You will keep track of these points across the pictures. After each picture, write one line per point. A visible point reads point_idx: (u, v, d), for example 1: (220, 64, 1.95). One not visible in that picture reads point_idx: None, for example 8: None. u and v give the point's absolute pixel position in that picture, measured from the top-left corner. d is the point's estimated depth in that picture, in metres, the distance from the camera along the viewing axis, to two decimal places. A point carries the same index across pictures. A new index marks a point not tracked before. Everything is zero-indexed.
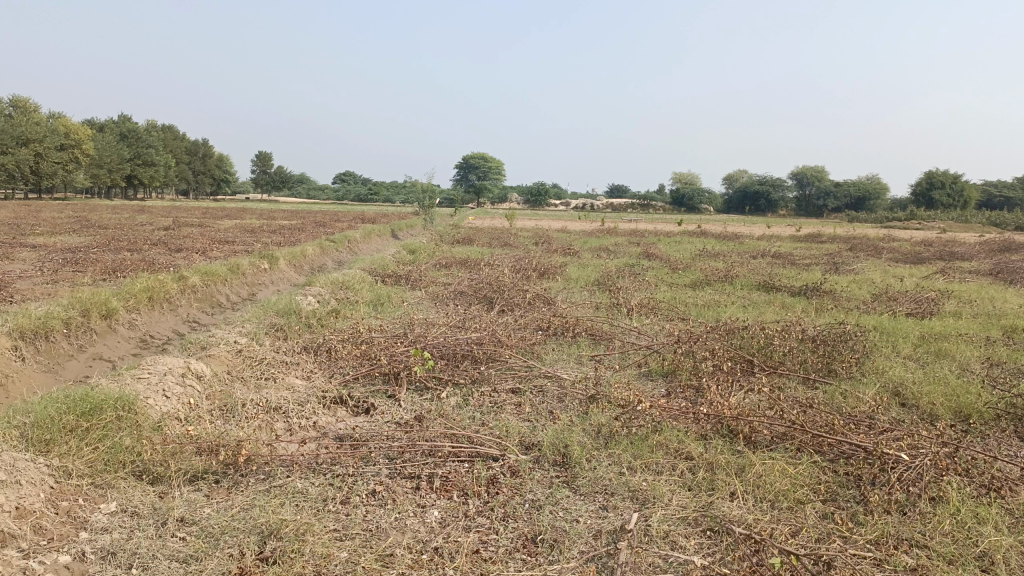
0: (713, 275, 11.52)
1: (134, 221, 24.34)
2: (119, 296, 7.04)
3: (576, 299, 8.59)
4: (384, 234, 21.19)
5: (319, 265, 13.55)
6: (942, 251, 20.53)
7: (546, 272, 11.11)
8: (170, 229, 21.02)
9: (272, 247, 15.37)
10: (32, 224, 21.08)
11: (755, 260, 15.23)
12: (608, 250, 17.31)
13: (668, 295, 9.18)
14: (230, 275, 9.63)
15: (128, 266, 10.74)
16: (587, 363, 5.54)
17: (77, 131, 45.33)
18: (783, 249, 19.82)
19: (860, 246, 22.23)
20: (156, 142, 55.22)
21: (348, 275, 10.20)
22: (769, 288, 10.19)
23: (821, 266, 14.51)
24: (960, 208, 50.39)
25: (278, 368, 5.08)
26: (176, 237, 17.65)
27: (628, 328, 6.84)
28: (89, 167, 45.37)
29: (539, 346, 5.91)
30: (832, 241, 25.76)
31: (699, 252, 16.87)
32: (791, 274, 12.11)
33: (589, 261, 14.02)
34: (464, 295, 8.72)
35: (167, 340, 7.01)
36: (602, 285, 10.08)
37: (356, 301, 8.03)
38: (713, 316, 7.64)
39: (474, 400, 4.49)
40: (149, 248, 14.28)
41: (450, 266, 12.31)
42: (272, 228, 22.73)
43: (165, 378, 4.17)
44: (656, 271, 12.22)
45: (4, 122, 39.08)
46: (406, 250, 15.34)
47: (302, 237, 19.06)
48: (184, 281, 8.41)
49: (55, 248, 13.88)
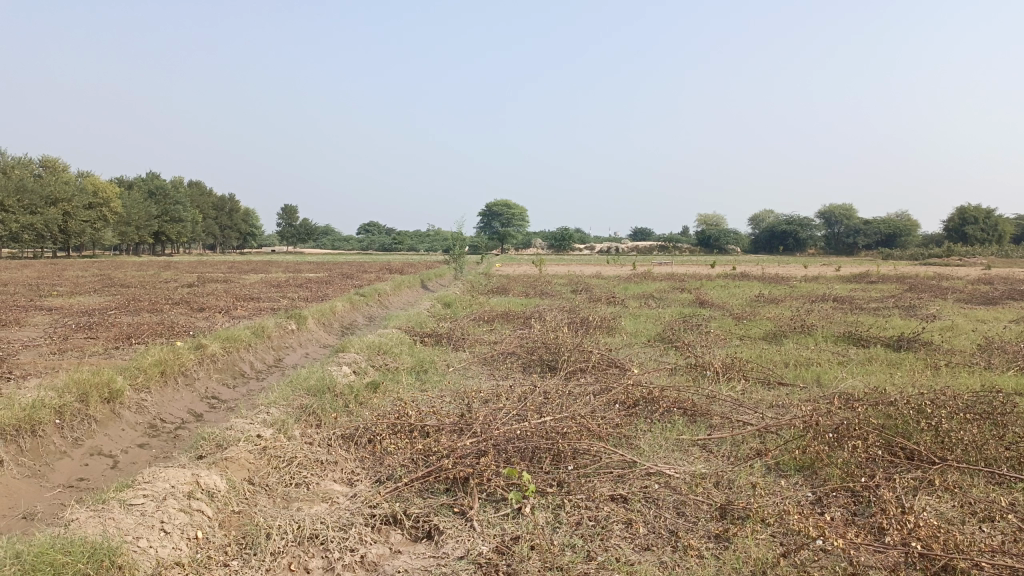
0: (785, 325, 10.38)
1: (158, 278, 23.76)
2: (127, 374, 6.08)
3: (646, 361, 7.51)
4: (414, 285, 20.34)
5: (349, 322, 12.61)
6: (1007, 290, 19.20)
7: (601, 326, 10.06)
8: (194, 285, 20.35)
9: (300, 303, 14.51)
10: (53, 285, 20.48)
11: (817, 305, 14.08)
12: (655, 298, 16.28)
13: (749, 351, 8.09)
14: (255, 339, 8.70)
15: (145, 331, 9.85)
16: (696, 454, 4.44)
17: (107, 190, 45.51)
18: (838, 291, 18.61)
19: (916, 286, 20.93)
20: (184, 198, 55.52)
21: (384, 335, 9.24)
22: (856, 341, 9.04)
23: (894, 310, 13.27)
24: (996, 242, 48.69)
25: (312, 471, 4.04)
26: (201, 294, 16.86)
27: (726, 402, 5.72)
28: (117, 225, 45.56)
29: (629, 428, 4.83)
30: (881, 280, 24.49)
31: (753, 297, 15.74)
32: (870, 323, 10.95)
33: (641, 311, 12.97)
34: (518, 359, 7.69)
35: (182, 424, 6.01)
36: (668, 342, 8.98)
37: (398, 370, 7.03)
38: (815, 383, 6.51)
39: (570, 519, 3.41)
40: (171, 308, 13.49)
41: (492, 321, 11.33)
42: (298, 282, 22.00)
43: (163, 502, 3.13)
44: (718, 321, 11.14)
45: (34, 182, 39.30)
46: (441, 303, 14.39)
47: (331, 291, 18.28)
48: (202, 350, 7.46)
49: (71, 312, 13.10)
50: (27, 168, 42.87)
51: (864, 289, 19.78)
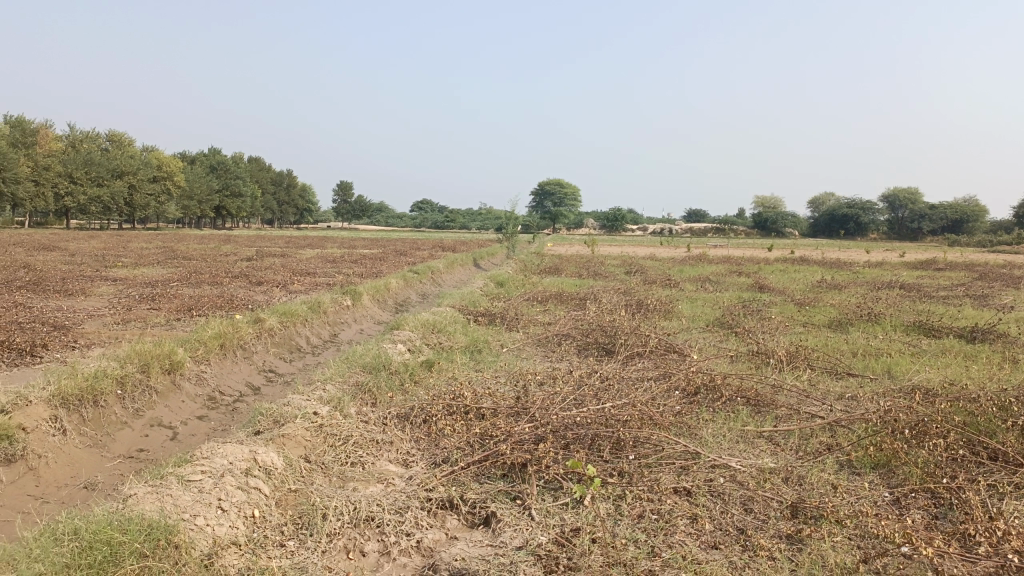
0: (850, 313, 10.02)
1: (217, 251, 24.27)
2: (186, 346, 6.14)
3: (706, 347, 7.30)
4: (467, 263, 20.33)
5: (403, 299, 12.64)
6: None
7: (658, 309, 9.85)
8: (252, 259, 20.71)
9: (355, 279, 14.61)
10: (119, 255, 21.07)
11: (883, 292, 13.58)
12: (712, 281, 15.94)
13: (814, 339, 7.81)
14: (311, 314, 8.75)
15: (205, 303, 10.01)
16: (762, 447, 4.26)
17: (170, 164, 46.61)
18: (905, 278, 17.94)
19: (987, 275, 20.06)
20: (244, 173, 56.57)
21: (439, 312, 9.20)
22: (928, 331, 8.66)
23: (966, 300, 12.72)
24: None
25: (368, 452, 4.00)
26: (258, 268, 17.12)
27: (792, 393, 5.51)
28: (179, 199, 46.72)
29: (691, 416, 4.66)
30: (949, 268, 23.56)
31: (814, 283, 15.27)
32: (942, 312, 10.50)
33: (699, 294, 12.68)
34: (573, 341, 7.56)
35: (239, 398, 6.05)
36: (728, 327, 8.74)
37: (453, 349, 6.98)
38: (886, 375, 6.23)
39: (633, 511, 3.29)
40: (230, 281, 13.72)
41: (546, 301, 11.22)
42: (353, 258, 22.20)
43: (221, 479, 3.11)
44: (780, 307, 10.82)
45: (102, 155, 40.46)
46: (494, 282, 14.34)
47: (385, 267, 18.39)
48: (260, 324, 7.52)
49: (135, 282, 13.42)
50: (95, 143, 44.18)
51: (931, 277, 19.07)
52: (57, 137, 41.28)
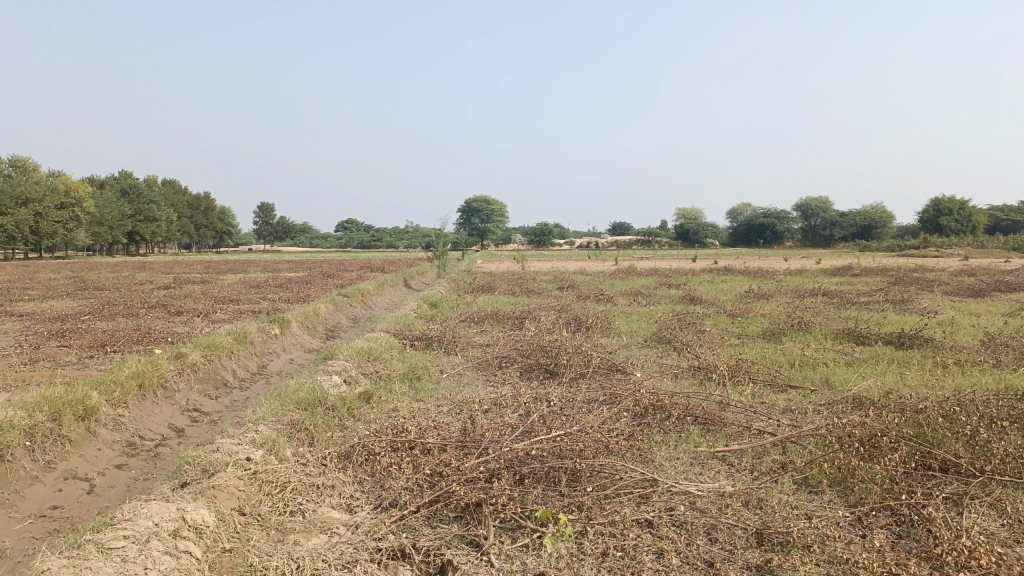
0: (782, 322, 10.18)
1: (133, 280, 23.15)
2: (102, 388, 5.71)
3: (648, 364, 7.25)
4: (397, 284, 19.97)
5: (334, 325, 12.25)
6: (992, 282, 19.16)
7: (595, 325, 9.80)
8: (171, 287, 19.86)
9: (281, 305, 14.11)
10: (25, 288, 19.85)
11: (809, 300, 13.92)
12: (644, 294, 16.05)
13: (751, 351, 7.87)
14: (237, 346, 8.33)
15: (121, 338, 9.44)
16: (717, 469, 4.18)
17: (79, 189, 44.50)
18: (827, 285, 18.47)
19: (902, 279, 20.88)
20: (159, 197, 54.56)
21: (373, 338, 8.91)
22: (858, 339, 8.85)
23: (887, 304, 13.16)
24: (970, 233, 49.05)
25: (309, 499, 3.73)
26: (178, 297, 16.38)
27: (738, 409, 5.48)
28: (90, 225, 44.69)
29: (643, 439, 4.55)
30: (865, 273, 24.43)
31: (743, 293, 15.56)
32: (867, 319, 10.79)
33: (633, 309, 12.72)
34: (514, 364, 7.40)
35: (162, 442, 5.65)
36: (666, 342, 8.73)
37: (390, 378, 6.72)
38: (826, 386, 6.29)
39: (596, 549, 3.14)
40: (147, 313, 13.04)
41: (482, 322, 11.03)
42: (278, 282, 21.52)
43: (147, 545, 2.80)
44: (713, 319, 10.93)
45: (4, 182, 38.34)
46: (427, 303, 14.07)
47: (313, 291, 17.87)
48: (182, 360, 7.09)
49: (42, 317, 12.60)
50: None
51: (850, 283, 19.72)
52: None
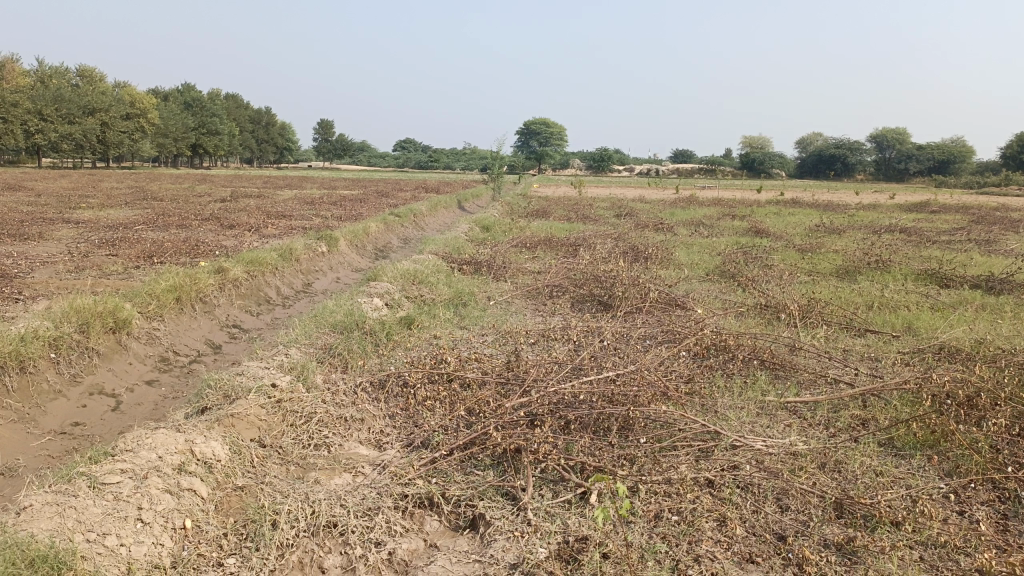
0: (857, 260, 9.48)
1: (190, 192, 23.32)
2: (136, 301, 5.50)
3: (709, 300, 6.77)
4: (451, 205, 19.59)
5: (384, 245, 11.97)
6: None
7: (655, 256, 9.27)
8: (227, 200, 19.91)
9: (333, 223, 13.86)
10: (86, 196, 20.10)
11: (885, 237, 13.06)
12: (706, 225, 15.36)
13: (823, 290, 7.29)
14: (282, 262, 8.09)
15: (169, 249, 9.30)
16: (787, 425, 3.75)
17: (143, 100, 44.81)
18: (903, 222, 17.40)
19: (985, 218, 19.52)
20: (222, 111, 54.78)
21: (421, 260, 8.56)
22: (941, 281, 8.16)
23: (971, 245, 12.23)
24: None
25: (335, 434, 3.42)
26: (232, 211, 16.31)
27: (811, 356, 4.98)
28: (155, 136, 45.22)
29: (705, 384, 4.12)
30: (944, 211, 23.01)
31: (812, 228, 14.74)
32: (950, 260, 9.99)
33: (694, 240, 12.11)
34: (566, 294, 7.00)
35: (196, 359, 5.44)
36: (730, 277, 8.18)
37: (435, 302, 6.40)
38: (908, 333, 5.72)
39: (649, 510, 2.76)
40: (200, 225, 12.96)
41: (535, 247, 10.57)
42: (333, 199, 21.31)
43: (145, 482, 2.53)
44: (780, 254, 10.28)
45: (72, 91, 38.82)
46: (480, 226, 13.66)
47: (365, 209, 17.62)
48: (223, 274, 6.85)
49: (97, 225, 12.63)
50: (64, 78, 42.33)
51: (928, 220, 18.56)
52: (24, 72, 39.51)
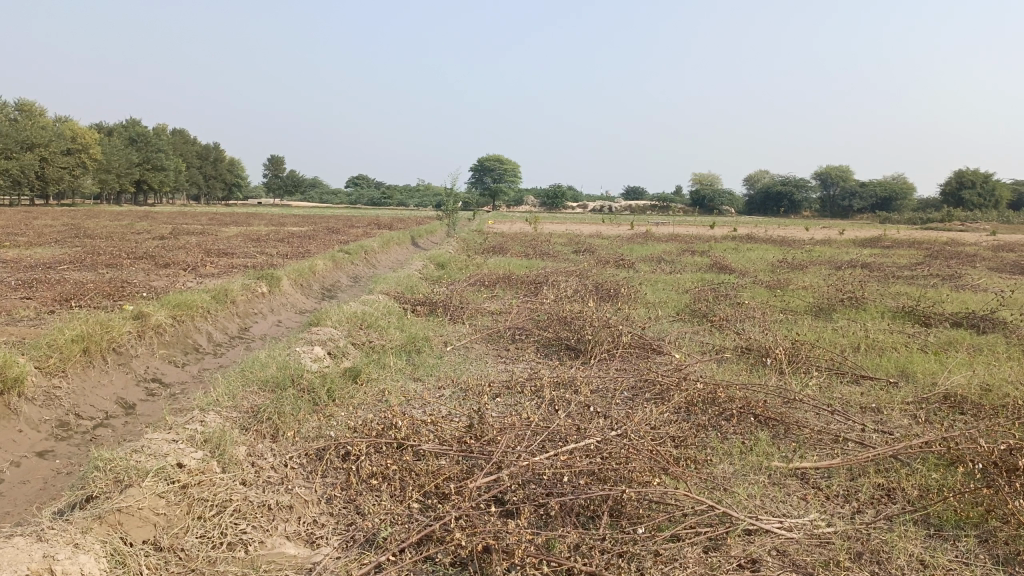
0: (829, 297, 9.10)
1: (130, 229, 22.21)
2: (33, 355, 4.70)
3: (685, 343, 6.23)
4: (403, 242, 18.94)
5: (331, 284, 11.22)
6: None
7: (620, 294, 8.74)
8: (167, 237, 18.96)
9: (277, 261, 13.07)
10: (14, 234, 18.88)
11: (848, 273, 12.85)
12: (666, 261, 14.99)
13: (802, 331, 6.83)
14: (215, 305, 7.32)
15: (90, 291, 8.44)
16: (804, 501, 3.16)
17: (86, 135, 43.34)
18: (860, 257, 17.34)
19: (937, 253, 19.64)
20: (169, 146, 53.42)
21: (370, 301, 7.88)
22: (920, 319, 7.79)
23: (936, 280, 12.02)
24: (992, 208, 47.27)
25: (256, 529, 2.72)
26: (171, 249, 15.39)
27: (808, 408, 4.44)
28: (97, 172, 43.67)
29: (701, 451, 3.53)
30: (896, 246, 23.22)
31: (774, 263, 14.50)
32: (919, 296, 9.71)
33: (657, 276, 11.68)
34: (529, 338, 6.40)
35: (104, 423, 4.64)
36: (701, 317, 7.68)
37: (385, 350, 5.72)
38: (904, 379, 5.24)
39: None
40: (132, 264, 12.04)
41: (493, 286, 9.99)
42: (280, 236, 20.48)
43: None
44: (748, 291, 9.87)
45: (9, 125, 37.27)
46: (434, 263, 13.05)
47: (313, 246, 16.86)
48: (143, 320, 6.06)
49: (18, 265, 11.63)
50: (1, 111, 40.71)
51: (884, 256, 18.51)
52: None
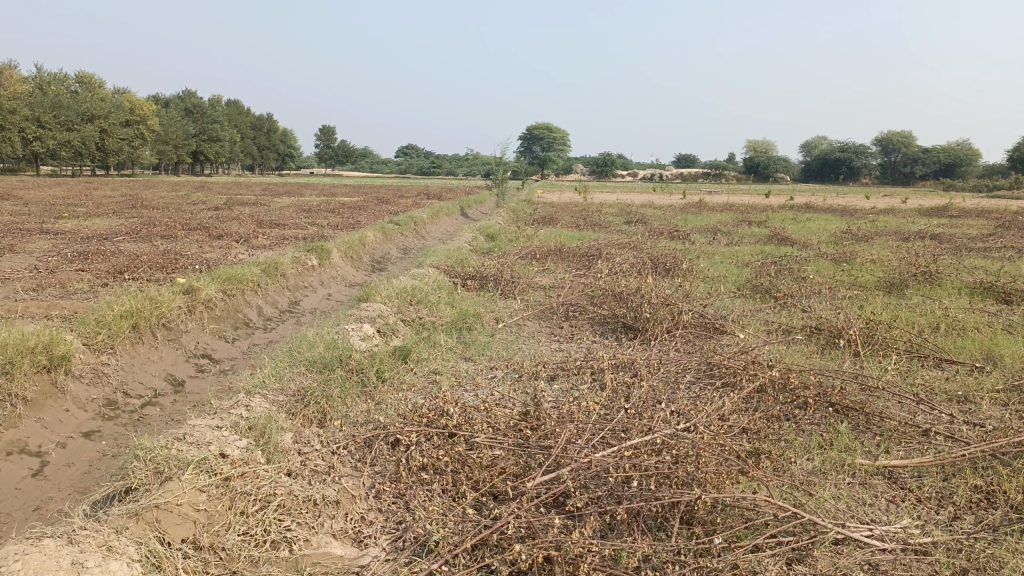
0: (899, 271, 8.62)
1: (185, 200, 22.55)
2: (82, 332, 4.64)
3: (749, 321, 5.91)
4: (453, 212, 18.77)
5: (381, 256, 11.11)
6: None
7: (677, 268, 8.41)
8: (220, 208, 19.13)
9: (327, 232, 13.00)
10: (74, 205, 19.24)
11: (916, 244, 12.25)
12: (722, 232, 14.52)
13: (873, 308, 6.45)
14: (265, 278, 7.25)
15: (143, 264, 8.45)
16: (893, 505, 2.89)
17: (144, 107, 44.04)
18: (928, 227, 16.56)
19: (1011, 223, 18.66)
20: (223, 117, 54.09)
21: (420, 275, 7.72)
22: (1001, 296, 7.30)
23: (1013, 252, 11.34)
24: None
25: (300, 524, 2.56)
26: (223, 220, 15.48)
27: (890, 397, 4.12)
28: (155, 143, 44.47)
29: (776, 446, 3.27)
30: (964, 215, 22.16)
31: (838, 234, 13.93)
32: (996, 270, 9.16)
33: (714, 248, 11.28)
34: (584, 316, 6.15)
35: (152, 402, 4.57)
36: (764, 292, 7.32)
37: (435, 328, 5.55)
38: (991, 363, 4.86)
39: None
40: (185, 236, 12.12)
41: (545, 258, 9.74)
42: (330, 207, 20.50)
43: None
44: (812, 264, 9.44)
45: (70, 98, 38.07)
46: (484, 234, 12.85)
47: (363, 217, 16.79)
48: (193, 295, 5.99)
49: (76, 236, 11.79)
50: (62, 84, 41.59)
51: (953, 225, 17.65)
52: (22, 79, 38.81)
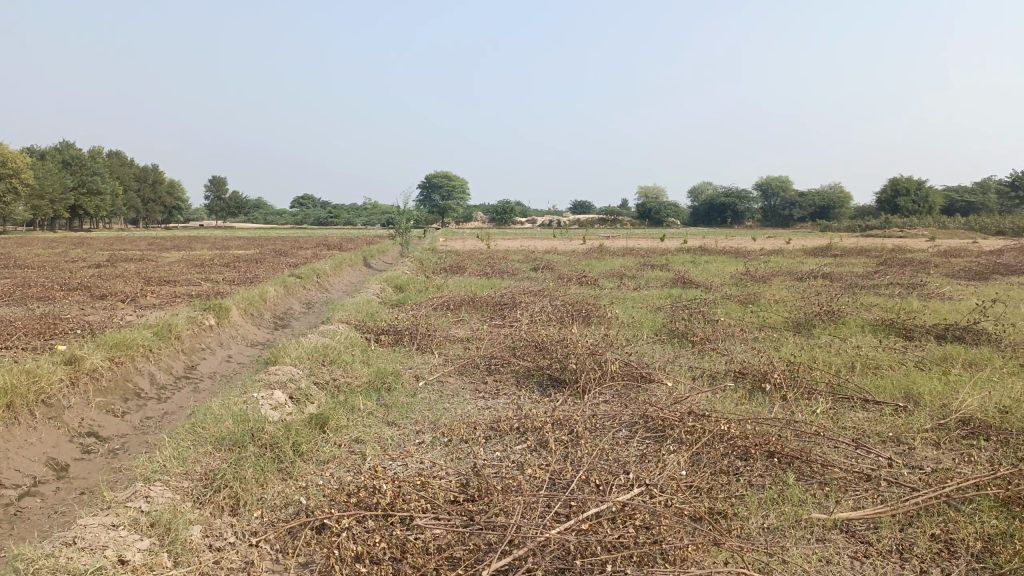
0: (805, 311, 8.85)
1: (64, 258, 21.07)
2: None
3: (674, 369, 5.83)
4: (356, 263, 18.30)
5: (283, 312, 10.57)
6: (976, 264, 18.19)
7: (594, 315, 8.34)
8: (104, 265, 17.93)
9: (224, 288, 12.33)
10: None
11: (812, 283, 12.73)
12: (628, 276, 14.69)
13: (789, 350, 6.52)
14: (159, 343, 6.67)
15: (17, 330, 7.66)
16: (858, 562, 2.76)
17: (16, 160, 41.35)
18: (818, 266, 17.34)
19: (890, 260, 19.81)
20: (105, 170, 51.51)
21: (330, 332, 7.32)
22: (903, 332, 7.56)
23: (900, 289, 11.92)
24: (926, 214, 48.58)
25: None
26: (108, 278, 14.46)
27: (827, 442, 4.06)
28: (29, 198, 41.74)
29: (730, 506, 3.11)
30: (846, 254, 23.40)
31: (738, 276, 14.33)
32: (890, 307, 9.56)
33: (624, 293, 11.34)
34: (508, 370, 5.92)
35: (30, 493, 3.99)
36: (682, 337, 7.31)
37: (353, 390, 5.19)
38: (912, 401, 4.93)
39: None
40: (66, 297, 11.19)
41: (458, 309, 9.49)
42: (225, 261, 19.59)
43: None
44: (720, 306, 9.59)
45: None
46: (392, 286, 12.50)
47: (261, 271, 16.09)
48: (77, 365, 5.41)
49: None
50: None
51: (839, 264, 18.53)
52: None
